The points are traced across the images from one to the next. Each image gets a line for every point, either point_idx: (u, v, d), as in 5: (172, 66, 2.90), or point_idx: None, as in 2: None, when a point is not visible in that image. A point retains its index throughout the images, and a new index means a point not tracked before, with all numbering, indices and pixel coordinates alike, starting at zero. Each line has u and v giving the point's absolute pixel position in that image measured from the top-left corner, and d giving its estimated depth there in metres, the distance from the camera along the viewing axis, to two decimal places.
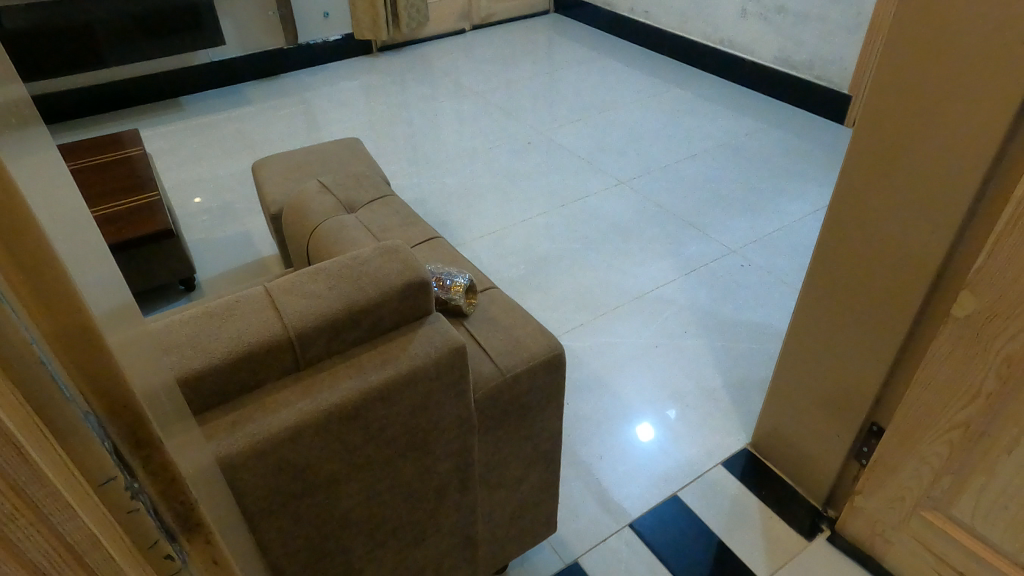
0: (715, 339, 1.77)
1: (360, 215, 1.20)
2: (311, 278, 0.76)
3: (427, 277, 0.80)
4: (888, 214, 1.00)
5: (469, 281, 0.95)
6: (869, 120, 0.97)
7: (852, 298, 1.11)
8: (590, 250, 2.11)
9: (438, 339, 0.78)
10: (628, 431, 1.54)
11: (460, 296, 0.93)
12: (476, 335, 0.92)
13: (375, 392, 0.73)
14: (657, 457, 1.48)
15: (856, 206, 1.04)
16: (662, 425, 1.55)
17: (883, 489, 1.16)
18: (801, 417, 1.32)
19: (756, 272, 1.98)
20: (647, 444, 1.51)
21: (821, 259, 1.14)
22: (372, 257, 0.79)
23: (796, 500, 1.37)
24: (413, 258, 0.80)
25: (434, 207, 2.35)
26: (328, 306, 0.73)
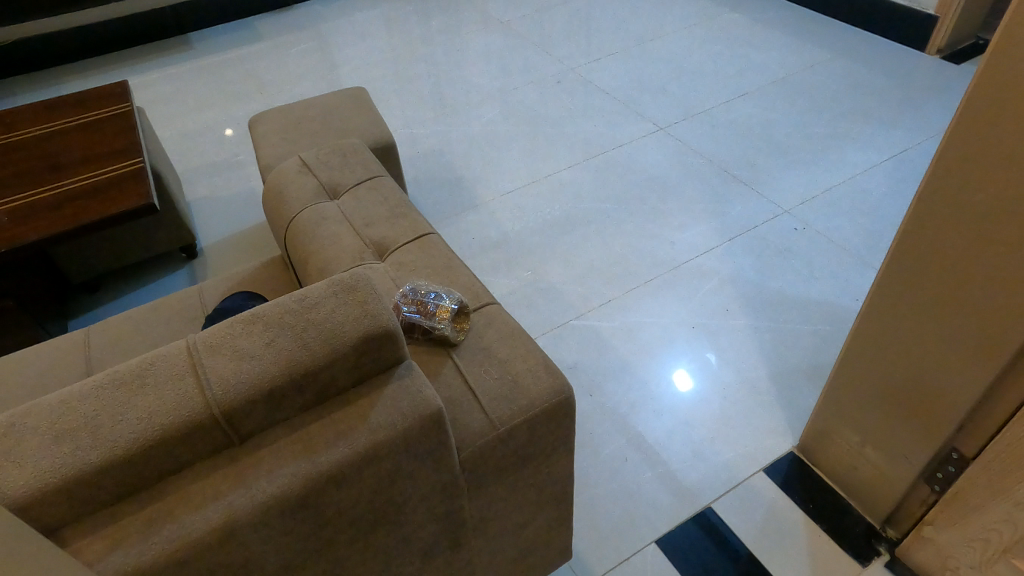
0: (761, 318, 1.57)
1: (343, 203, 1.03)
2: (248, 328, 0.60)
3: (395, 321, 0.63)
4: (997, 213, 0.78)
5: (459, 302, 0.79)
6: (984, 91, 0.73)
7: (938, 307, 0.91)
8: (624, 211, 1.90)
9: (410, 401, 0.62)
10: (665, 376, 1.48)
11: (447, 321, 0.77)
12: (465, 372, 0.75)
13: (327, 475, 0.59)
14: (694, 407, 1.41)
15: (956, 197, 0.82)
16: (700, 369, 1.48)
17: (963, 525, 0.99)
18: (859, 430, 1.13)
19: (813, 237, 1.75)
20: (684, 390, 1.45)
21: (900, 255, 0.92)
22: (324, 297, 0.62)
23: (849, 516, 1.20)
24: (377, 297, 0.63)
25: (453, 160, 2.15)
26: (266, 370, 0.58)
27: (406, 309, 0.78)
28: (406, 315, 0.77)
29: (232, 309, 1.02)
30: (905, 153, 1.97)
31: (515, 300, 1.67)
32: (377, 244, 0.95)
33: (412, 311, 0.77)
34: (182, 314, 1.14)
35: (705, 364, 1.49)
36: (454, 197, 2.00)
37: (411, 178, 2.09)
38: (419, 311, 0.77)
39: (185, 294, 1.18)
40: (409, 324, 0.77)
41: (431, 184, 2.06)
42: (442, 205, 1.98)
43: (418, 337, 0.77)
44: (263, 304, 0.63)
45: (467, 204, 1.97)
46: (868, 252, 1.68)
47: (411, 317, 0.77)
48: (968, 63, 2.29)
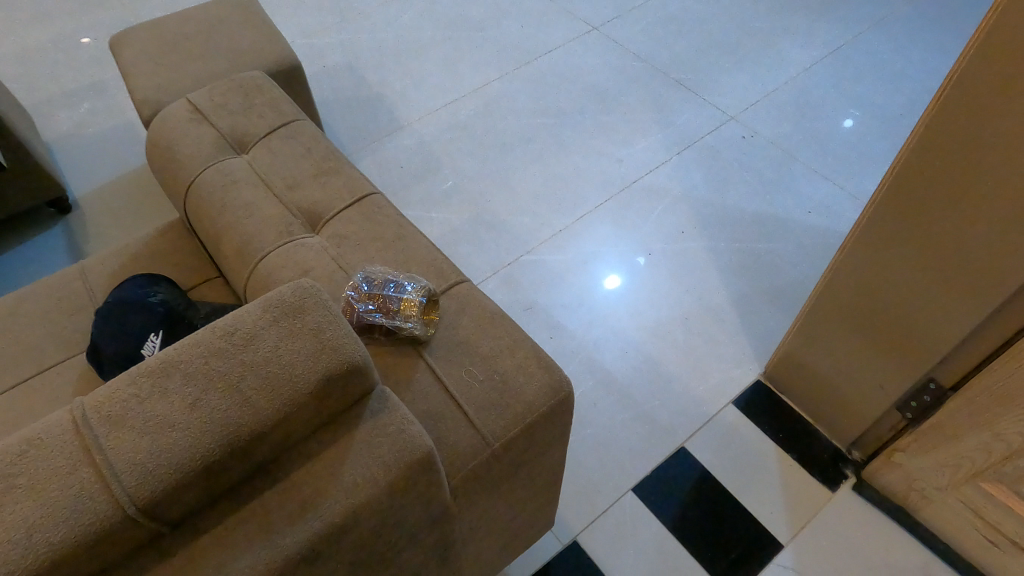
0: (717, 239, 1.50)
1: (257, 158, 0.83)
2: (160, 382, 0.44)
3: (361, 346, 0.49)
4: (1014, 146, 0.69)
5: (427, 292, 0.66)
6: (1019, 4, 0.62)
7: (933, 245, 0.84)
8: (563, 127, 1.74)
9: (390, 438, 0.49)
10: (594, 277, 1.45)
11: (416, 315, 0.64)
12: (443, 379, 0.62)
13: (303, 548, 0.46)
14: (616, 307, 1.40)
15: (967, 128, 0.72)
16: (628, 270, 1.46)
17: (937, 453, 0.98)
18: (832, 361, 1.11)
19: (761, 146, 1.67)
20: (612, 291, 1.43)
21: (894, 189, 0.84)
22: (263, 327, 0.47)
23: (817, 442, 1.20)
24: (335, 320, 0.48)
25: (366, 75, 1.88)
26: (193, 443, 0.42)
27: (363, 305, 0.64)
28: (362, 312, 0.63)
29: (130, 301, 0.83)
30: (844, 48, 1.89)
31: (457, 237, 1.52)
32: (309, 212, 0.78)
33: (371, 306, 0.64)
34: (62, 302, 0.93)
35: (634, 271, 1.46)
36: (374, 119, 1.77)
37: (321, 99, 1.82)
38: (379, 306, 0.63)
39: (64, 277, 0.96)
40: (368, 323, 0.63)
41: (344, 105, 1.80)
42: (361, 129, 1.74)
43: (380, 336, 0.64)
44: (178, 340, 0.47)
45: (389, 127, 1.75)
46: (815, 160, 1.63)
47: (370, 314, 0.63)
48: None
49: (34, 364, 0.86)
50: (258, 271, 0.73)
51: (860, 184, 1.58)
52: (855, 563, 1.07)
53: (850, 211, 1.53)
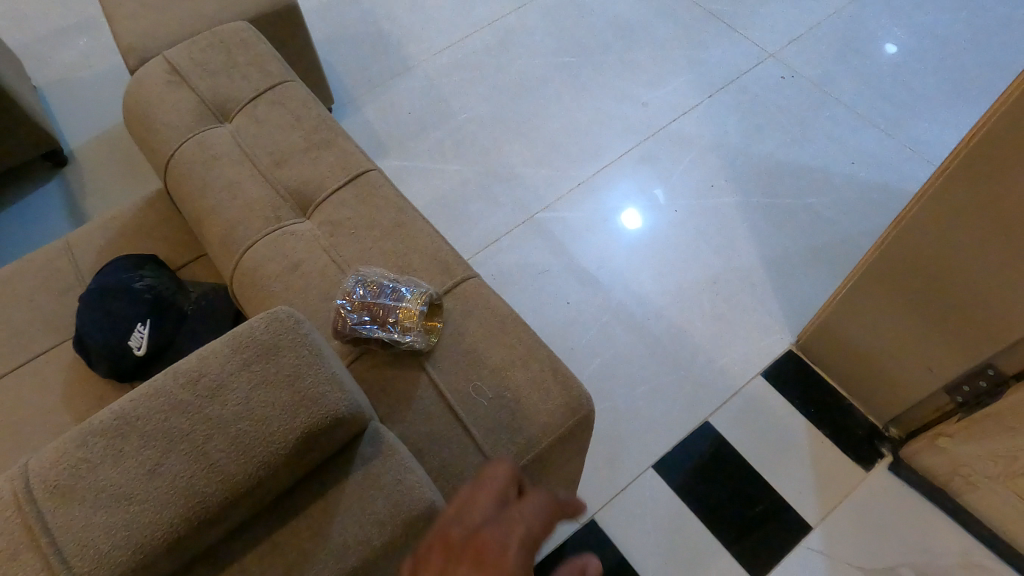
0: (750, 192, 1.39)
1: (240, 129, 0.74)
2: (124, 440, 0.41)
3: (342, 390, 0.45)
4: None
5: (430, 295, 0.59)
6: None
7: (1007, 227, 0.74)
8: (585, 67, 1.60)
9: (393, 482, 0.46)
10: (613, 216, 1.38)
11: (417, 327, 0.57)
12: (449, 398, 0.55)
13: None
14: (636, 246, 1.34)
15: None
16: (648, 207, 1.39)
17: (989, 442, 0.92)
18: (874, 335, 1.02)
19: (800, 87, 1.53)
20: (632, 231, 1.36)
21: (973, 160, 0.73)
22: (233, 376, 0.43)
23: (850, 416, 1.13)
24: (314, 362, 0.45)
25: (369, 9, 1.73)
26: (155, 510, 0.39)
27: (357, 314, 0.57)
28: (356, 320, 0.56)
29: (112, 288, 0.77)
30: None
31: (470, 192, 1.43)
32: (299, 193, 0.69)
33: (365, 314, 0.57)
34: (46, 284, 0.86)
35: (653, 205, 1.39)
36: (380, 59, 1.64)
37: (322, 37, 1.68)
38: (376, 314, 0.56)
39: (47, 255, 0.89)
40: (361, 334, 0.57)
41: (347, 43, 1.67)
42: (365, 70, 1.62)
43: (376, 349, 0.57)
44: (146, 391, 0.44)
45: (396, 68, 1.62)
46: (862, 103, 1.49)
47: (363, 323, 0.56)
48: None
49: (20, 354, 0.81)
50: (244, 262, 0.65)
51: (909, 129, 1.44)
52: (888, 547, 1.02)
53: (897, 160, 1.41)
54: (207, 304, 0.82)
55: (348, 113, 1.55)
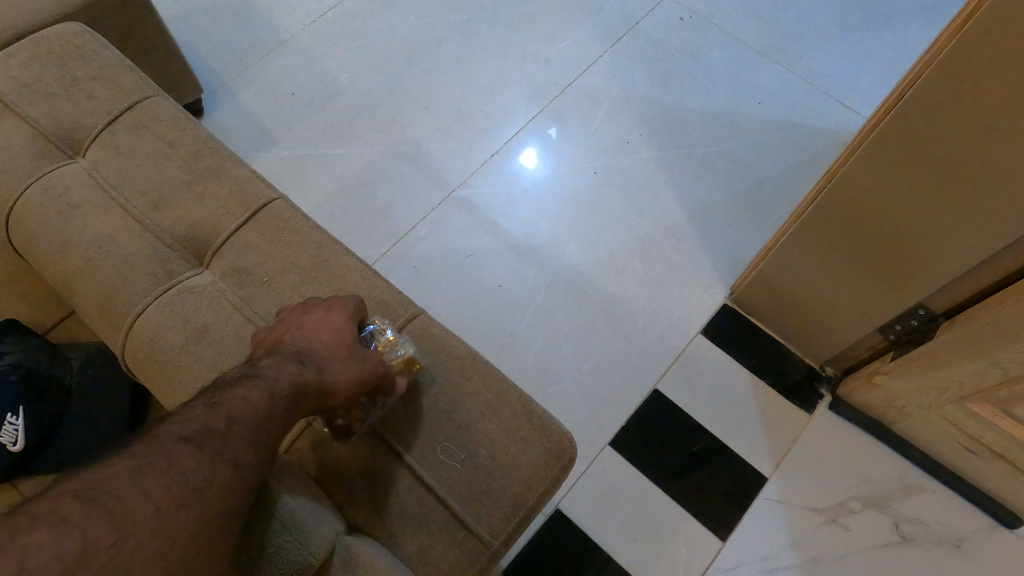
0: (666, 144, 1.36)
1: (98, 164, 0.64)
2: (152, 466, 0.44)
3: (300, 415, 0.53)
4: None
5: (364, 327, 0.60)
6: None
7: (933, 181, 0.75)
8: (478, 23, 1.48)
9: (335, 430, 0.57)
10: (511, 161, 1.34)
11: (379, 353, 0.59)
12: (429, 471, 0.56)
13: (242, 419, 0.48)
14: (544, 188, 1.31)
15: (1004, 50, 0.61)
16: (546, 147, 1.35)
17: (922, 378, 0.95)
18: (808, 284, 1.03)
19: (699, 28, 1.50)
20: (534, 172, 1.32)
21: (907, 113, 0.71)
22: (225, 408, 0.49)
23: (789, 362, 1.16)
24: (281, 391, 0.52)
25: None
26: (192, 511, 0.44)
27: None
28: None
29: None
30: None
31: (374, 176, 1.31)
32: (191, 238, 0.62)
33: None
34: None
35: (548, 145, 1.35)
36: (247, 33, 1.45)
37: (173, 11, 1.46)
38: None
39: None
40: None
41: (205, 17, 1.46)
42: (232, 48, 1.43)
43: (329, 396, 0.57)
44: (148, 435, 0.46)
45: (267, 42, 1.44)
46: (760, 41, 1.49)
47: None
48: None
49: None
50: (135, 334, 0.56)
51: (805, 64, 1.46)
52: (838, 483, 1.07)
53: (798, 96, 1.42)
54: (96, 369, 0.70)
55: (220, 101, 1.37)
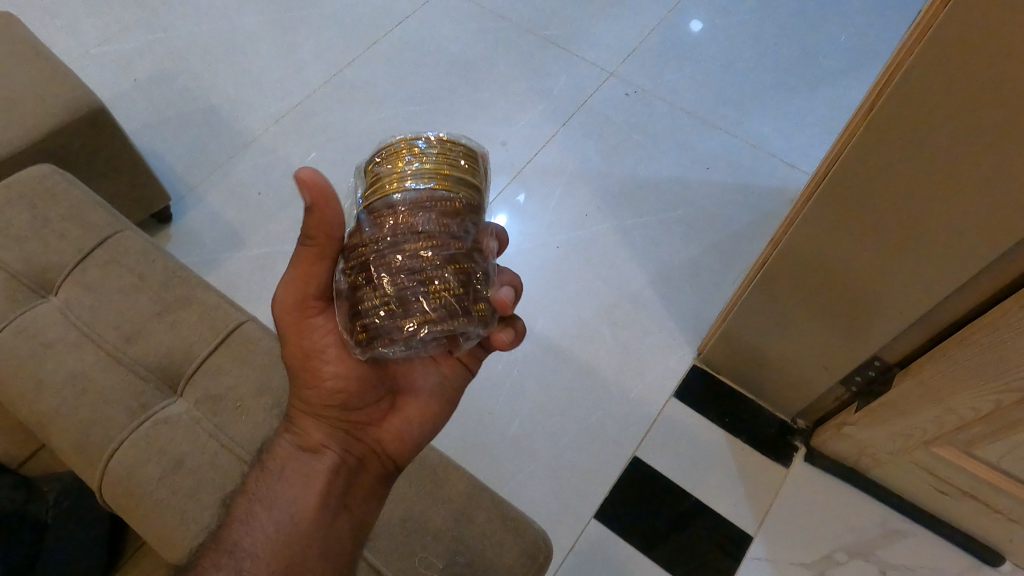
0: (623, 214, 1.42)
1: (70, 302, 0.70)
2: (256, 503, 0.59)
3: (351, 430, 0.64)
4: (974, 133, 0.61)
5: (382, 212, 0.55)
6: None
7: (879, 232, 0.77)
8: (436, 112, 1.55)
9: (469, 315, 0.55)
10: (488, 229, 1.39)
11: (435, 170, 0.55)
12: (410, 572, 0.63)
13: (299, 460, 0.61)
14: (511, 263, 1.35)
15: (903, 134, 0.66)
16: (517, 214, 1.41)
17: (887, 426, 0.98)
18: (769, 343, 1.07)
19: (645, 101, 1.59)
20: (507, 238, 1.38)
21: (836, 187, 0.76)
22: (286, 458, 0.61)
23: (761, 417, 1.19)
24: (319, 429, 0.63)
25: (187, 84, 1.58)
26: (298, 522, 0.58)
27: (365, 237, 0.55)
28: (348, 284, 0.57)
29: None
30: None
31: None
32: (166, 367, 0.69)
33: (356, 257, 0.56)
34: None
35: (520, 213, 1.42)
36: (211, 139, 1.50)
37: (137, 123, 1.51)
38: (375, 220, 0.54)
39: None
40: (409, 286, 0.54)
41: (170, 126, 1.51)
42: (197, 153, 1.47)
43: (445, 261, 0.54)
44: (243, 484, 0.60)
45: (232, 145, 1.49)
46: (702, 110, 1.58)
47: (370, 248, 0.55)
48: None
49: None
50: (114, 465, 0.61)
51: (746, 129, 1.55)
52: (822, 536, 1.08)
53: (743, 159, 1.50)
54: (71, 501, 0.71)
55: (188, 205, 1.40)
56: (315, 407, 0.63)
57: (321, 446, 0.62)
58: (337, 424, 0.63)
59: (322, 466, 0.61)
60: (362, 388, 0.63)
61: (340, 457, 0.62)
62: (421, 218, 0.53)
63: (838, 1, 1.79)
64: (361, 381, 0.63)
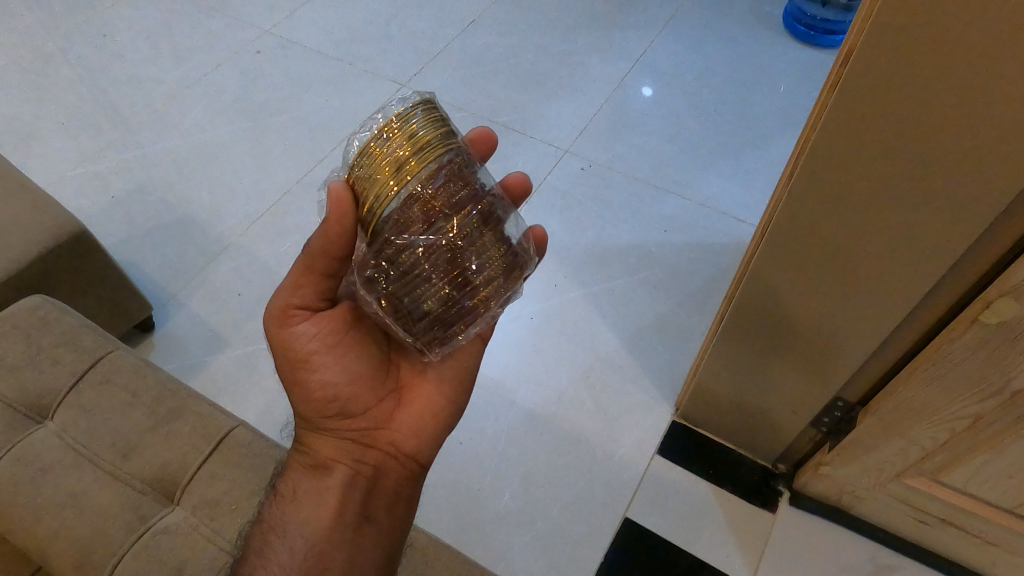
0: (591, 282, 1.49)
1: (66, 425, 0.73)
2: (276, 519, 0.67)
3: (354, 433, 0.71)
4: (879, 192, 0.69)
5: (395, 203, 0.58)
6: (867, 73, 0.60)
7: (817, 280, 0.83)
8: None
9: (510, 281, 0.64)
10: None
11: (435, 147, 0.58)
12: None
13: (305, 479, 0.70)
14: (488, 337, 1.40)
15: (816, 203, 0.74)
16: None
17: (859, 463, 1.02)
18: (739, 392, 1.12)
19: (600, 173, 1.69)
20: None
21: (771, 250, 0.84)
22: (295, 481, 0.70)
23: (743, 465, 1.22)
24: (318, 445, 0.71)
25: (164, 196, 1.65)
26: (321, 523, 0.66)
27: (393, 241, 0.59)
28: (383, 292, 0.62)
29: None
30: (645, 56, 1.97)
31: None
32: (162, 478, 0.71)
33: (391, 263, 0.60)
34: None
35: None
36: (189, 246, 1.55)
37: (117, 238, 1.57)
38: (401, 222, 0.58)
39: None
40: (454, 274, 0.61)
41: (148, 238, 1.57)
42: (177, 262, 1.52)
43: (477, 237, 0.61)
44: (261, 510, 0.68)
45: (210, 250, 1.54)
46: (655, 176, 1.68)
47: (407, 252, 0.59)
48: None
49: None
50: None
51: (698, 190, 1.65)
52: None
53: (699, 219, 1.59)
54: None
55: (170, 312, 1.44)
56: (318, 423, 0.71)
57: (331, 460, 0.70)
58: (342, 433, 0.71)
59: (335, 481, 0.69)
60: (360, 391, 0.71)
61: (350, 467, 0.70)
62: (444, 202, 0.58)
63: (769, 66, 1.94)
64: (354, 386, 0.70)
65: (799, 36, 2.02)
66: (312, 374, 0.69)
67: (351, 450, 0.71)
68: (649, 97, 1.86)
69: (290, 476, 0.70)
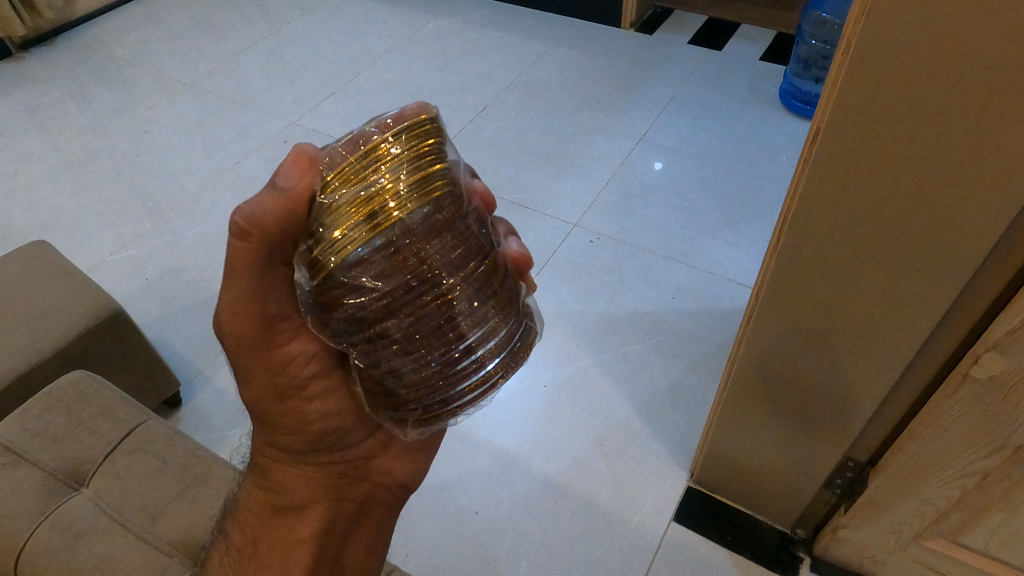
0: (603, 349, 1.52)
1: (101, 492, 0.78)
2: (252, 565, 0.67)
3: (336, 469, 0.72)
4: (881, 220, 0.68)
5: (374, 265, 0.45)
6: (844, 109, 0.62)
7: (817, 333, 0.85)
8: None
9: (517, 357, 0.53)
10: None
11: (429, 198, 0.45)
12: None
13: (279, 522, 0.69)
14: (503, 405, 1.43)
15: (801, 266, 0.79)
16: None
17: (876, 525, 1.01)
18: (748, 456, 1.13)
19: (608, 245, 1.75)
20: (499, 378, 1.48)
21: (765, 316, 0.88)
22: (269, 523, 0.69)
23: (762, 530, 1.21)
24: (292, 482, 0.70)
25: (195, 276, 1.74)
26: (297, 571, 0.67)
27: (373, 315, 0.46)
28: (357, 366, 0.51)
29: None
30: (649, 133, 2.08)
31: None
32: (186, 542, 0.74)
33: (366, 326, 0.47)
34: None
35: None
36: None
37: (150, 319, 1.65)
38: (387, 272, 0.45)
39: None
40: (448, 354, 0.49)
41: (179, 318, 1.65)
42: (204, 339, 1.59)
43: (480, 311, 0.49)
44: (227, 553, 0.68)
45: None
46: (662, 247, 1.74)
47: (384, 333, 0.47)
48: (658, 32, 2.51)
49: None
50: None
51: (705, 259, 1.70)
52: None
53: (706, 285, 1.64)
54: None
55: (197, 388, 1.50)
56: (299, 457, 0.70)
57: (308, 500, 0.70)
58: (327, 467, 0.71)
59: (310, 522, 0.70)
60: (345, 430, 0.69)
61: (329, 507, 0.71)
62: (441, 257, 0.46)
63: (768, 138, 2.03)
64: (345, 419, 0.69)
65: (795, 109, 2.11)
66: (308, 403, 0.66)
67: (330, 487, 0.71)
68: (658, 170, 1.95)
69: (259, 519, 0.70)
